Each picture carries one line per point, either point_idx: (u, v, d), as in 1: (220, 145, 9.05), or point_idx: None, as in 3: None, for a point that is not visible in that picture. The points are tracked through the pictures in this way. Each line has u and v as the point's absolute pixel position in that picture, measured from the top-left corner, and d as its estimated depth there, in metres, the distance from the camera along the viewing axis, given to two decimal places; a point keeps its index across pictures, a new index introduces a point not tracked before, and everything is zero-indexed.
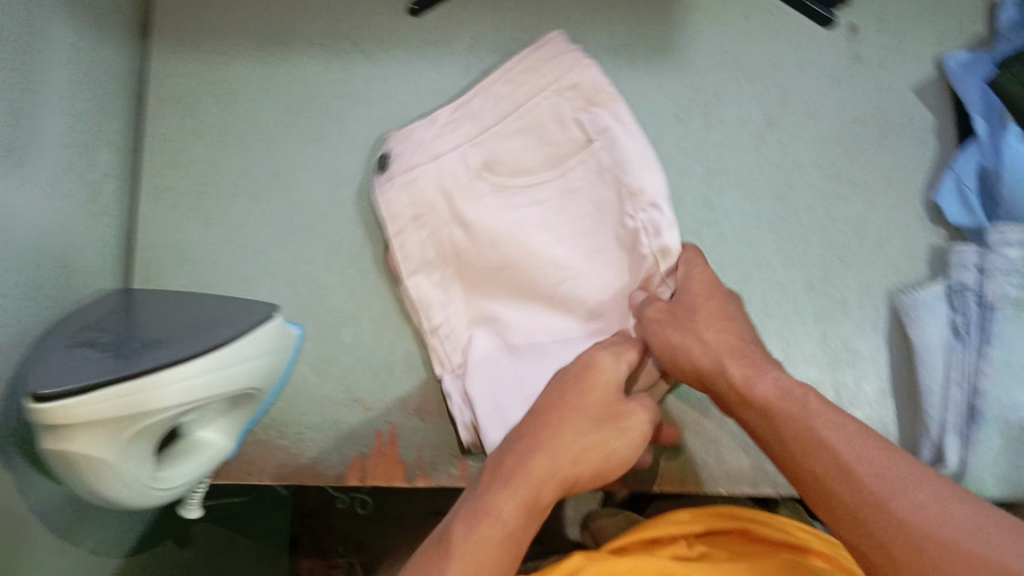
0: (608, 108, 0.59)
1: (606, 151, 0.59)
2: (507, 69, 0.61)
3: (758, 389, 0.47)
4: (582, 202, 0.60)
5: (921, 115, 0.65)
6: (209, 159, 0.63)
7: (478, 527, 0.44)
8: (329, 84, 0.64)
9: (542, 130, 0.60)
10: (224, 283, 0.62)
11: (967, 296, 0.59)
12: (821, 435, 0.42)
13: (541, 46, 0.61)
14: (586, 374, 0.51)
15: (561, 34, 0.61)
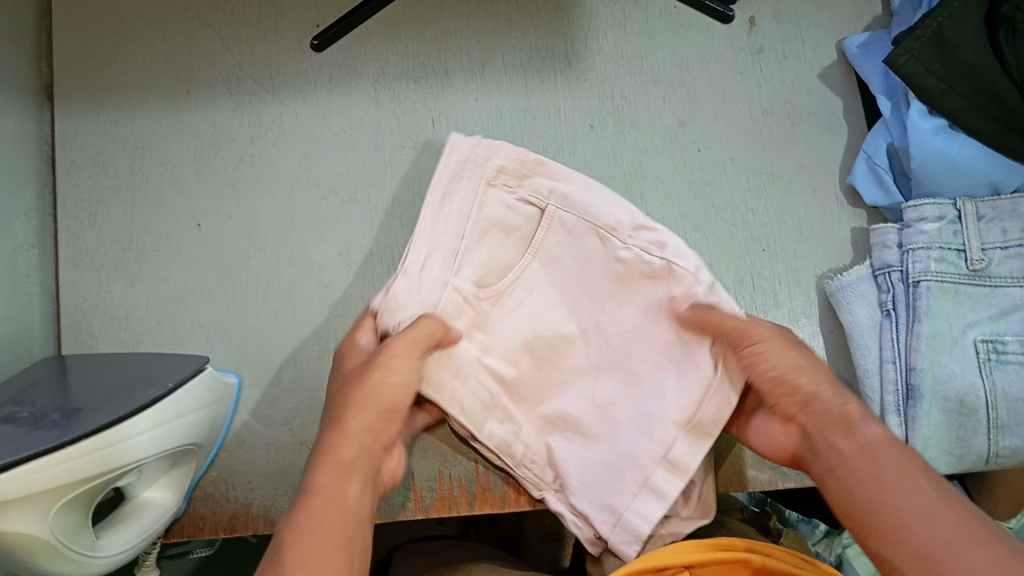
0: (540, 174, 0.56)
1: (564, 211, 0.56)
2: (428, 206, 0.55)
3: (861, 431, 0.45)
4: (591, 261, 0.56)
5: (827, 102, 0.67)
6: (127, 216, 0.63)
7: (318, 501, 0.46)
8: (241, 128, 0.64)
9: (495, 216, 0.56)
10: (155, 339, 0.62)
11: (891, 275, 0.61)
12: (906, 483, 0.42)
13: (446, 154, 0.55)
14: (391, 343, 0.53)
15: (456, 135, 0.56)
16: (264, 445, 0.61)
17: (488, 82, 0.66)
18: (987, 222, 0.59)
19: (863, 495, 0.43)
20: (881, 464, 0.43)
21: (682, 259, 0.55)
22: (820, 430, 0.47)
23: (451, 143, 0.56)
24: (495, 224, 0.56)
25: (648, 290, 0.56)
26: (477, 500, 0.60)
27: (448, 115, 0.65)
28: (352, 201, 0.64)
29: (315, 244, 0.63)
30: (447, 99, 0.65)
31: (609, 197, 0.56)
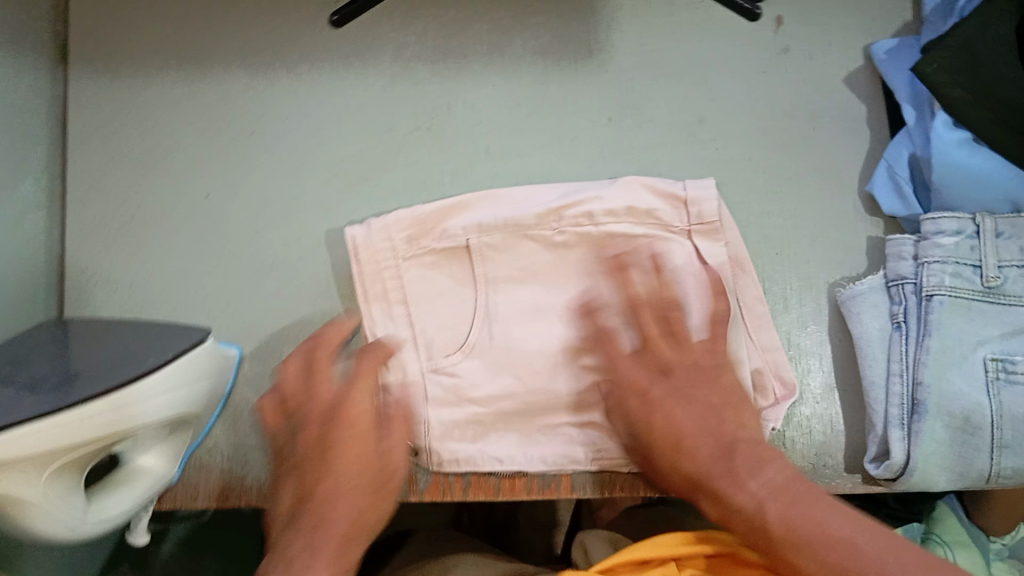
0: (444, 225, 0.61)
1: (485, 235, 0.61)
2: (370, 317, 0.61)
3: (739, 499, 0.48)
4: (555, 255, 0.62)
5: (851, 106, 0.65)
6: (137, 182, 0.62)
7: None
8: (254, 101, 0.64)
9: (423, 279, 0.62)
10: (159, 309, 0.61)
11: (904, 287, 0.60)
12: (820, 521, 0.45)
13: (354, 266, 0.61)
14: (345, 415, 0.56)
15: (349, 229, 0.61)
16: (264, 421, 0.60)
17: (506, 67, 0.65)
18: (1005, 239, 0.58)
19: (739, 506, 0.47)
20: (785, 542, 0.45)
21: (608, 202, 0.61)
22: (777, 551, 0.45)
23: (361, 240, 0.61)
24: (431, 288, 0.62)
25: (595, 254, 0.62)
26: (472, 487, 0.61)
27: (464, 99, 0.64)
28: (363, 180, 0.63)
29: (325, 222, 0.63)
30: (464, 81, 0.64)
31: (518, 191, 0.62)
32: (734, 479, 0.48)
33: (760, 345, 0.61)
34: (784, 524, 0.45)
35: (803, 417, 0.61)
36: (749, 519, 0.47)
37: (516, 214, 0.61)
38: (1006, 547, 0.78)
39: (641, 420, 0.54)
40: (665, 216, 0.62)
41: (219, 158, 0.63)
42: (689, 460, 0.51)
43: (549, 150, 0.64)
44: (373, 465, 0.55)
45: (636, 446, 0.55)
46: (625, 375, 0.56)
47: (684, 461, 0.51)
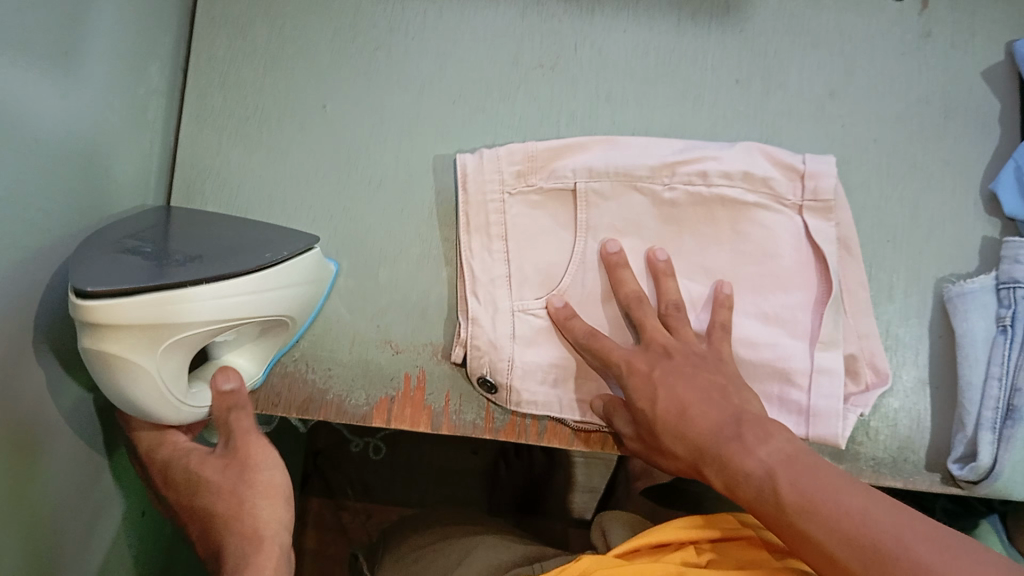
0: (553, 166, 0.60)
1: (594, 181, 0.60)
2: (469, 248, 0.60)
3: (748, 468, 0.49)
4: (661, 212, 0.61)
5: (987, 102, 0.63)
6: (257, 82, 0.62)
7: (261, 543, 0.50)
8: (383, 16, 0.63)
9: (526, 216, 0.61)
10: (264, 211, 0.61)
11: (1016, 291, 0.58)
12: (834, 499, 0.46)
13: (460, 193, 0.60)
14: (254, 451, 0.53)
15: (460, 155, 0.60)
16: (352, 337, 0.61)
17: (640, 16, 0.64)
18: None
19: (748, 479, 0.48)
20: (794, 506, 0.46)
21: (724, 165, 0.60)
22: (780, 514, 0.47)
23: (467, 170, 0.60)
24: (532, 227, 0.61)
25: (702, 216, 0.60)
26: (548, 432, 0.61)
27: (593, 42, 0.63)
28: (481, 110, 0.63)
29: (437, 147, 0.62)
30: (595, 24, 0.63)
31: (636, 141, 0.61)
32: (745, 445, 0.50)
33: (855, 331, 0.60)
34: (798, 495, 0.46)
35: (891, 409, 0.61)
36: (750, 483, 0.48)
37: (626, 165, 0.60)
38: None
39: (643, 395, 0.55)
40: (780, 186, 0.60)
41: (340, 69, 0.63)
42: (695, 428, 0.52)
43: (672, 106, 0.63)
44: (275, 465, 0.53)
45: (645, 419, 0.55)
46: (625, 357, 0.57)
47: (687, 430, 0.53)
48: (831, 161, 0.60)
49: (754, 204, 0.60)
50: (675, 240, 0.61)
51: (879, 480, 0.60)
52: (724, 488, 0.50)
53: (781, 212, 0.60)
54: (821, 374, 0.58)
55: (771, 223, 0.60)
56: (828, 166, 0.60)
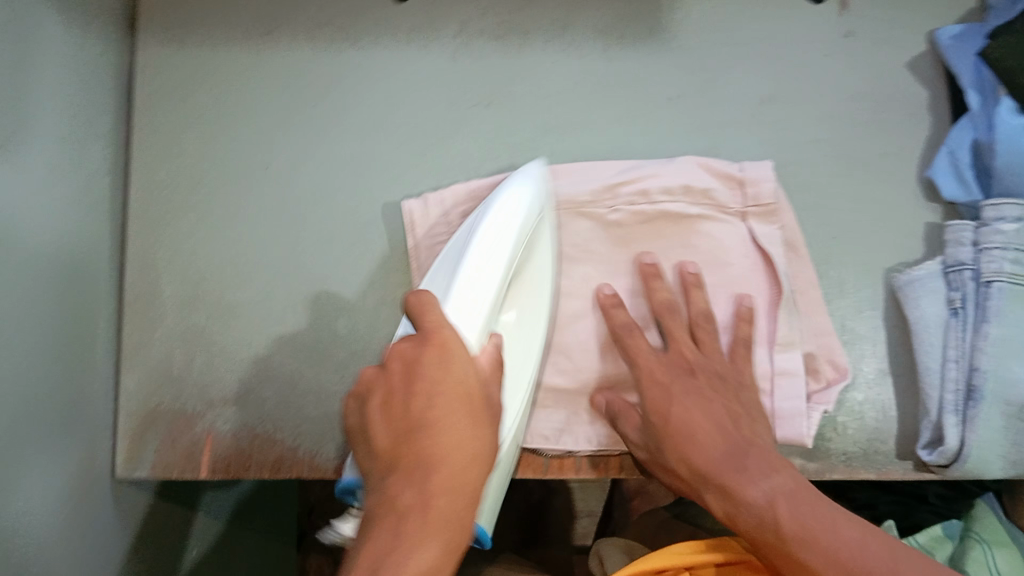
0: None
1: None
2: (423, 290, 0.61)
3: (749, 499, 0.50)
4: (610, 233, 0.62)
5: (915, 91, 0.65)
6: (201, 152, 0.63)
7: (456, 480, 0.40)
8: (318, 74, 0.64)
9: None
10: (219, 276, 0.62)
11: (963, 273, 0.59)
12: (840, 539, 0.46)
13: (409, 238, 0.62)
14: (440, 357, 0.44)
15: (405, 202, 0.62)
16: (318, 391, 0.61)
17: (568, 44, 0.65)
18: None
19: (750, 507, 0.50)
20: (793, 536, 0.47)
21: (664, 182, 0.61)
22: (781, 547, 0.48)
23: (414, 213, 0.61)
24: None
25: (648, 233, 0.62)
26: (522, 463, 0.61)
27: (524, 75, 0.64)
28: (423, 154, 0.64)
29: (383, 195, 0.63)
30: (525, 57, 0.64)
31: (582, 165, 0.62)
32: (747, 476, 0.51)
33: (812, 328, 0.61)
34: (799, 527, 0.47)
35: (856, 402, 0.61)
36: (754, 513, 0.49)
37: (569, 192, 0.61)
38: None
39: (657, 404, 0.56)
40: (719, 195, 0.61)
41: (282, 129, 0.64)
42: (700, 453, 0.54)
43: (608, 129, 0.64)
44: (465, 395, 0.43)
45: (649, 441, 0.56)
46: (647, 365, 0.58)
47: (690, 453, 0.54)
48: (767, 166, 0.62)
49: (698, 216, 0.61)
50: (628, 259, 0.62)
51: (854, 474, 0.61)
52: (724, 516, 0.51)
53: (725, 221, 0.61)
54: (783, 376, 0.59)
55: (717, 232, 0.61)
56: (764, 172, 0.61)
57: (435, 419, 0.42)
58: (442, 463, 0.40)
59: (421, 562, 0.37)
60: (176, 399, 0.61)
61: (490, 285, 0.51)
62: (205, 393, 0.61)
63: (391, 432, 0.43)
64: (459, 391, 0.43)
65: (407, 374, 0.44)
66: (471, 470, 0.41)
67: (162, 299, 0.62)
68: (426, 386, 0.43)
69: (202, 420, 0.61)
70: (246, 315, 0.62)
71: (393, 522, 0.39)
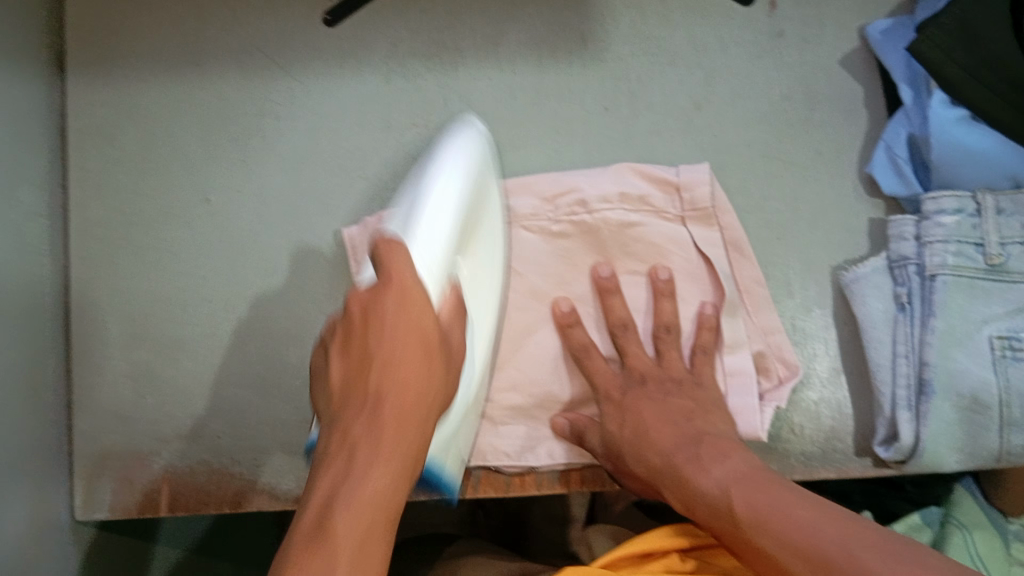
0: None
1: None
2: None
3: (703, 488, 0.50)
4: (553, 246, 0.61)
5: (849, 88, 0.65)
6: (138, 189, 0.63)
7: (392, 407, 0.44)
8: (253, 104, 0.64)
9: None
10: (163, 314, 0.62)
11: (907, 268, 0.60)
12: (784, 508, 0.45)
13: (352, 265, 0.61)
14: (397, 294, 0.45)
15: (345, 230, 0.61)
16: (271, 421, 0.60)
17: (501, 61, 0.65)
18: (1007, 216, 0.59)
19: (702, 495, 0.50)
20: (745, 518, 0.47)
21: (601, 193, 0.61)
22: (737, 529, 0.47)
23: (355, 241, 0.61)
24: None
25: (589, 243, 0.61)
26: (482, 484, 0.60)
27: (460, 94, 0.64)
28: (362, 180, 0.63)
29: (325, 222, 0.63)
30: (458, 77, 0.64)
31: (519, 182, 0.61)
32: (700, 465, 0.52)
33: (762, 327, 0.61)
34: (747, 506, 0.47)
35: (810, 402, 0.61)
36: (709, 501, 0.49)
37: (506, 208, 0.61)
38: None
39: (614, 417, 0.58)
40: (656, 201, 0.61)
41: (219, 162, 0.63)
42: (656, 452, 0.54)
43: (547, 144, 0.64)
44: (416, 326, 0.45)
45: (613, 453, 0.57)
46: (603, 382, 0.59)
47: (648, 451, 0.55)
48: (705, 169, 0.61)
49: (638, 223, 0.61)
50: (571, 271, 0.62)
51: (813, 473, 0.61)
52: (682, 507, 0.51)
53: (665, 226, 0.61)
54: (733, 376, 0.61)
55: (658, 238, 0.61)
56: (701, 175, 0.61)
57: (387, 365, 0.45)
58: (388, 396, 0.45)
59: (373, 489, 0.42)
60: (127, 439, 0.60)
61: (451, 229, 0.50)
62: (157, 432, 0.61)
63: (353, 368, 0.46)
64: (414, 329, 0.45)
65: (367, 323, 0.46)
66: (422, 407, 0.45)
67: (107, 340, 0.61)
68: (381, 323, 0.46)
69: (156, 458, 0.60)
70: (194, 350, 0.61)
71: (343, 464, 0.43)
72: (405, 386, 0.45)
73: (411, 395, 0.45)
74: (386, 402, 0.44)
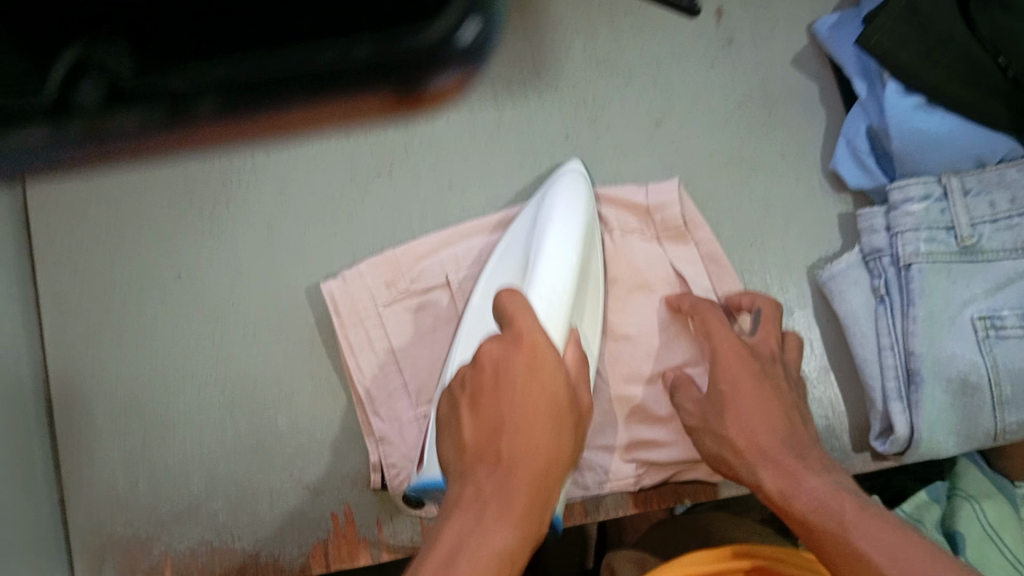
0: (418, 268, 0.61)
1: (460, 271, 0.61)
2: (358, 368, 0.59)
3: (810, 486, 0.47)
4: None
5: (804, 86, 0.65)
6: (108, 271, 0.62)
7: (518, 471, 0.39)
8: (215, 172, 0.63)
9: (407, 324, 0.61)
10: (148, 395, 0.61)
11: (882, 260, 0.60)
12: (913, 567, 0.40)
13: (335, 318, 0.60)
14: (532, 343, 0.41)
15: (324, 285, 0.60)
16: (270, 491, 0.60)
17: None
18: (974, 196, 0.59)
19: (804, 490, 0.47)
20: (876, 558, 0.41)
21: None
22: (828, 554, 0.44)
23: (335, 292, 0.60)
24: (420, 326, 0.61)
25: None
26: None
27: (420, 138, 0.64)
28: (332, 235, 0.63)
29: (300, 283, 0.62)
30: (417, 121, 0.64)
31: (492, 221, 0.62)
32: (804, 460, 0.49)
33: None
34: (872, 534, 0.42)
35: (803, 403, 0.61)
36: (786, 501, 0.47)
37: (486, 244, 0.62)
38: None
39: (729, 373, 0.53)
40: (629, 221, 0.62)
41: (187, 234, 0.63)
42: (743, 419, 0.52)
43: (513, 177, 0.64)
44: (547, 399, 0.40)
45: (702, 421, 0.54)
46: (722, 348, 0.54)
47: (742, 421, 0.52)
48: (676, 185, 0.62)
49: (617, 246, 0.62)
50: None
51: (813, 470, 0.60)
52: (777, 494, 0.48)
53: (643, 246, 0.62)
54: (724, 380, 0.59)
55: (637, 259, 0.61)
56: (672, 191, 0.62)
57: (513, 426, 0.40)
58: (518, 466, 0.39)
59: (497, 548, 0.37)
60: (125, 526, 0.60)
61: (569, 292, 0.50)
62: (155, 516, 0.60)
63: (474, 433, 0.41)
64: (547, 399, 0.40)
65: (495, 383, 0.41)
66: (542, 480, 0.40)
67: (94, 429, 0.61)
68: (498, 382, 0.41)
69: (157, 542, 0.59)
70: (183, 428, 0.61)
71: (467, 523, 0.38)
72: (533, 479, 0.39)
73: (537, 477, 0.39)
74: (511, 469, 0.39)
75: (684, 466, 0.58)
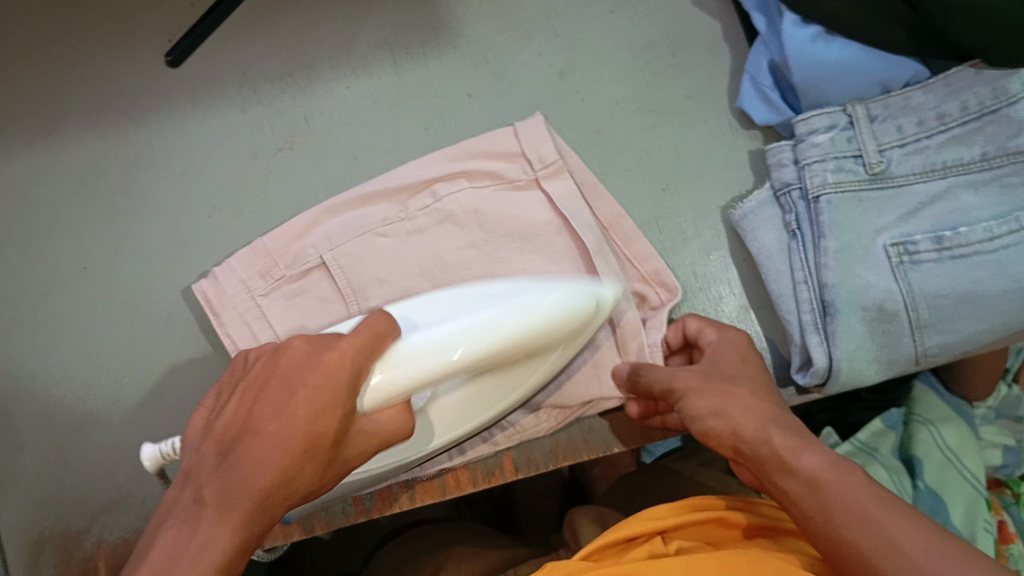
0: (311, 236, 0.60)
1: (336, 247, 0.59)
2: None
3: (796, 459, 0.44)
4: (411, 244, 0.60)
5: (707, 24, 0.65)
6: (15, 270, 0.62)
7: (280, 430, 0.41)
8: (115, 159, 0.62)
9: (288, 311, 0.59)
10: (65, 390, 0.61)
11: (792, 194, 0.59)
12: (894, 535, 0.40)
13: (213, 322, 0.59)
14: (303, 352, 0.43)
15: (195, 285, 0.58)
16: None
17: (358, 67, 0.63)
18: (881, 122, 0.58)
19: (797, 468, 0.44)
20: (846, 529, 0.41)
21: (438, 176, 0.60)
22: (761, 468, 0.46)
23: (203, 289, 0.58)
24: (302, 309, 0.60)
25: (470, 226, 0.60)
26: (418, 491, 0.61)
27: (321, 107, 0.63)
28: (239, 214, 0.62)
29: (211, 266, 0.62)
30: (315, 91, 0.63)
31: (360, 193, 0.60)
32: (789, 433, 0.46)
33: (634, 259, 0.61)
34: (844, 505, 0.42)
35: None
36: (703, 430, 0.49)
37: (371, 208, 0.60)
38: (991, 409, 0.83)
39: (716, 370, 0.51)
40: (504, 171, 0.60)
41: (91, 225, 0.62)
42: (726, 399, 0.49)
43: (419, 140, 0.63)
44: (333, 379, 0.42)
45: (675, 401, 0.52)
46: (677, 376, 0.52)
47: (725, 403, 0.49)
48: (539, 121, 0.61)
49: (493, 198, 0.60)
50: (452, 256, 0.60)
51: None
52: (770, 462, 0.45)
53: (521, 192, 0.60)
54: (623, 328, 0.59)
55: (518, 206, 0.60)
56: (537, 126, 0.60)
57: (248, 431, 0.42)
58: (236, 473, 0.40)
59: (217, 548, 0.39)
60: (57, 522, 0.60)
61: (453, 357, 0.46)
62: (85, 509, 0.60)
63: (228, 424, 0.43)
64: (321, 383, 0.42)
65: (269, 377, 0.43)
66: (269, 499, 0.41)
67: (17, 427, 0.61)
68: (270, 375, 0.43)
69: (89, 535, 0.60)
70: (106, 420, 0.60)
71: (180, 523, 0.40)
72: (268, 445, 0.41)
73: (300, 419, 0.41)
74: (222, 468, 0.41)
75: (589, 403, 0.60)
